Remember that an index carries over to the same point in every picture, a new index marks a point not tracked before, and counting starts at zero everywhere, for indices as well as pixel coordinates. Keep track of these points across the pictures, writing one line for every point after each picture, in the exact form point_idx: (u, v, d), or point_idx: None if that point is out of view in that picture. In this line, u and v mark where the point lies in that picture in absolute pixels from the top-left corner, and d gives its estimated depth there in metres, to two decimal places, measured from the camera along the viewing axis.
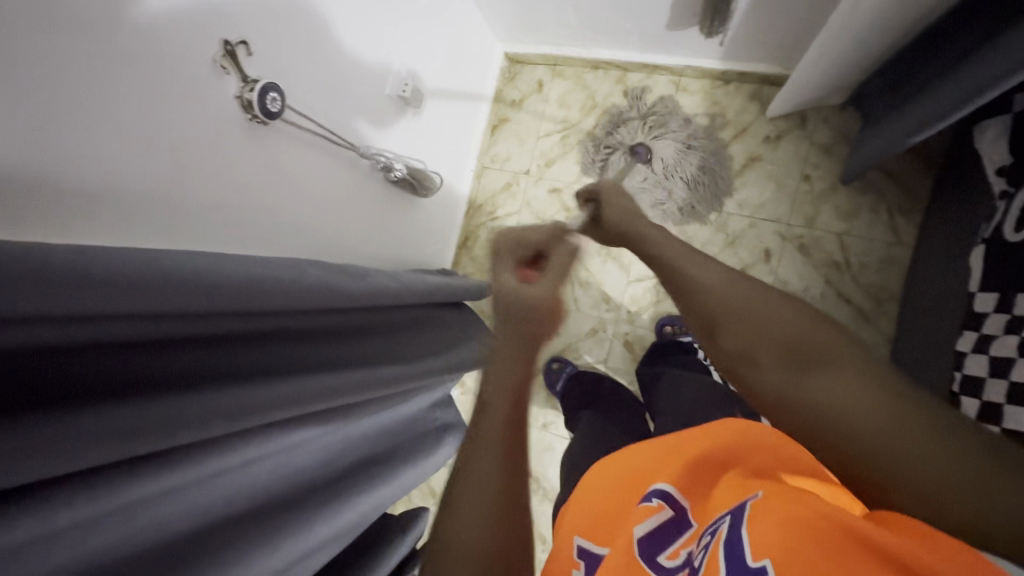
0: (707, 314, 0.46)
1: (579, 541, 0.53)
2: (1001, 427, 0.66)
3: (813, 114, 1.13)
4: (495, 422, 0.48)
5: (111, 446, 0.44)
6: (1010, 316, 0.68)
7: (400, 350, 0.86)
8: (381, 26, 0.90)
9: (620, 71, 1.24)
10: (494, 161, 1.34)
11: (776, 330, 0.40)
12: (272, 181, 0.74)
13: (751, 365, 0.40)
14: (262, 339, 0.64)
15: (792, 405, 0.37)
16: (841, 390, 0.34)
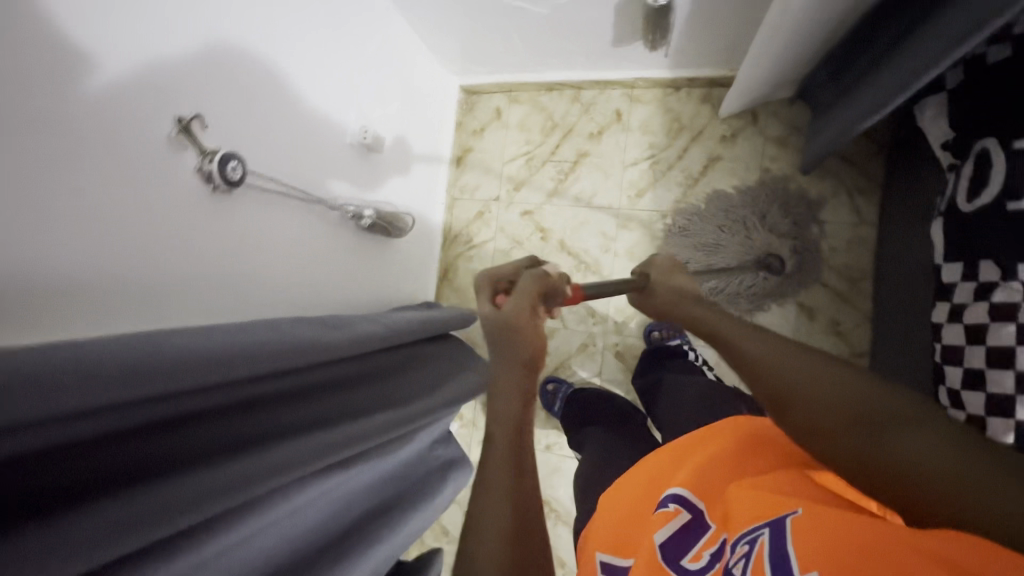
0: (763, 385, 0.44)
1: (601, 557, 0.53)
2: (987, 392, 0.68)
3: (764, 110, 1.17)
4: (500, 440, 0.50)
5: (101, 549, 0.43)
6: (978, 283, 0.71)
7: (395, 391, 0.86)
8: (335, 78, 0.92)
9: (575, 90, 1.27)
10: (464, 191, 1.35)
11: (841, 390, 0.40)
12: (244, 244, 0.74)
13: (824, 435, 0.39)
14: (260, 405, 0.64)
15: (880, 471, 0.35)
16: (926, 450, 0.34)
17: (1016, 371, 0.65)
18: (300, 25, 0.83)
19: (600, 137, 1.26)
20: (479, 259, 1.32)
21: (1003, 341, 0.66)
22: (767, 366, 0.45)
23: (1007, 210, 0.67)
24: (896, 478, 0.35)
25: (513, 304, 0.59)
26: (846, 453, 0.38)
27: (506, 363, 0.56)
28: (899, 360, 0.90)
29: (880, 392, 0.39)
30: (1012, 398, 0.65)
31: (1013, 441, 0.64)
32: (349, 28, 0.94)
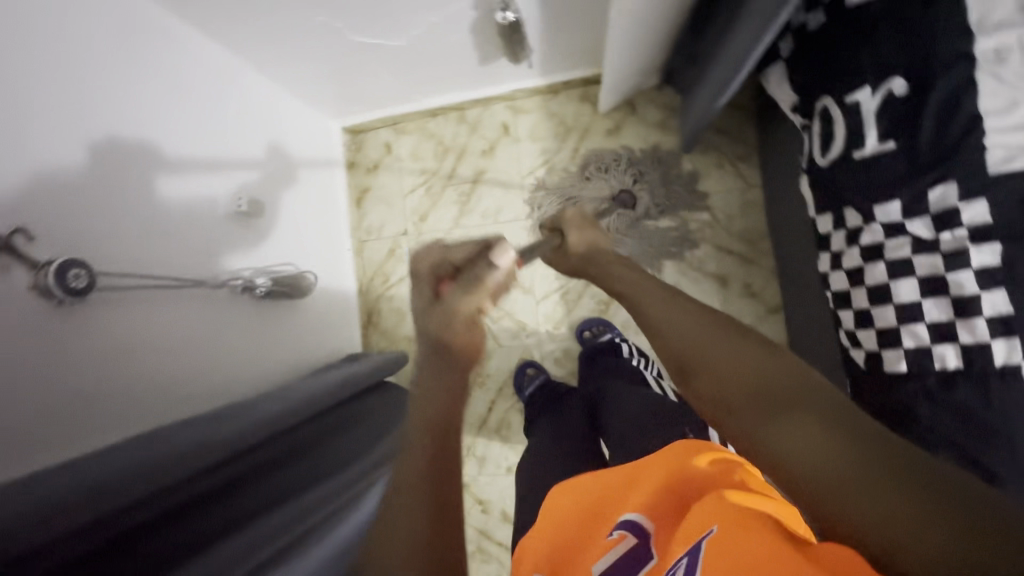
0: (676, 354, 0.48)
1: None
2: (875, 328, 0.73)
3: (639, 98, 1.21)
4: (422, 448, 0.48)
5: None
6: (847, 231, 0.76)
7: (338, 454, 0.81)
8: (202, 147, 0.87)
9: (458, 111, 1.27)
10: (370, 232, 1.31)
11: (752, 372, 0.42)
12: (118, 346, 0.67)
13: (725, 409, 0.42)
14: (178, 517, 0.57)
15: (765, 450, 0.37)
16: (808, 438, 0.35)
17: (894, 304, 0.70)
18: (144, 102, 0.76)
19: (493, 152, 1.26)
20: (400, 296, 1.28)
21: (878, 280, 0.71)
22: (684, 340, 0.48)
23: (854, 158, 0.72)
24: (772, 459, 0.37)
25: (461, 300, 0.55)
26: (743, 428, 0.40)
27: (436, 368, 0.54)
28: (806, 310, 0.95)
29: (792, 378, 0.40)
30: (897, 330, 0.70)
31: (907, 369, 0.69)
32: (206, 93, 0.88)
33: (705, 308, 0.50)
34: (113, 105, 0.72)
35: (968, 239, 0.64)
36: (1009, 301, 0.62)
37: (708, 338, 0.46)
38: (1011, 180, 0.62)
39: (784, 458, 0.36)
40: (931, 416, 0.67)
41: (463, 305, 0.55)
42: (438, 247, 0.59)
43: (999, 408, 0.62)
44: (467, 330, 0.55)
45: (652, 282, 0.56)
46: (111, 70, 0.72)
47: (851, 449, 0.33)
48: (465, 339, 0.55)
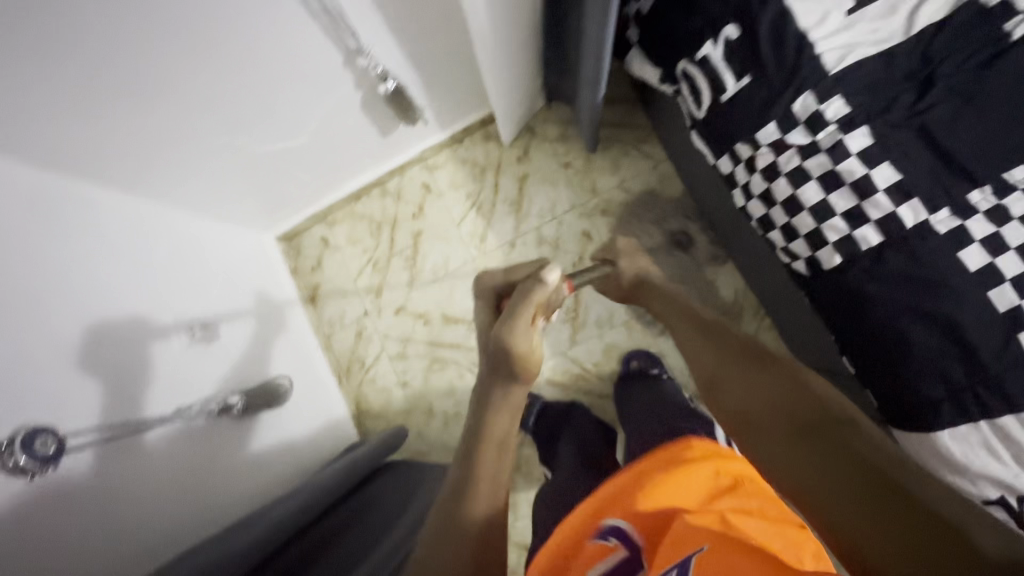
0: (707, 369, 0.66)
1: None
2: (803, 235, 0.78)
3: (535, 119, 1.30)
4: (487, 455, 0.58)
5: None
6: (744, 163, 0.82)
7: (362, 542, 0.78)
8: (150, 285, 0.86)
9: (379, 187, 1.33)
10: (333, 324, 1.31)
11: (781, 406, 0.57)
12: (94, 511, 0.64)
13: (749, 427, 0.58)
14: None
15: (776, 473, 0.53)
16: (815, 468, 0.50)
17: (808, 208, 0.76)
18: (103, 267, 0.78)
19: (424, 212, 1.32)
20: (382, 374, 1.28)
21: (785, 194, 0.78)
22: (729, 373, 0.63)
23: (723, 101, 0.80)
24: (780, 470, 0.53)
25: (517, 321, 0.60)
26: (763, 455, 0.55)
27: (495, 381, 0.62)
28: (746, 249, 1.01)
29: (815, 405, 0.55)
30: (820, 229, 0.76)
31: (843, 260, 0.75)
32: (141, 239, 0.89)
33: (733, 343, 0.66)
34: (92, 303, 0.74)
35: (840, 131, 0.72)
36: (893, 169, 0.70)
37: (741, 376, 0.62)
38: (851, 72, 0.72)
39: (792, 471, 0.51)
40: (879, 293, 0.72)
41: (528, 311, 0.61)
42: (493, 274, 0.71)
43: (928, 262, 0.69)
44: (525, 338, 0.60)
45: (699, 328, 0.71)
46: (53, 240, 0.72)
47: (847, 473, 0.48)
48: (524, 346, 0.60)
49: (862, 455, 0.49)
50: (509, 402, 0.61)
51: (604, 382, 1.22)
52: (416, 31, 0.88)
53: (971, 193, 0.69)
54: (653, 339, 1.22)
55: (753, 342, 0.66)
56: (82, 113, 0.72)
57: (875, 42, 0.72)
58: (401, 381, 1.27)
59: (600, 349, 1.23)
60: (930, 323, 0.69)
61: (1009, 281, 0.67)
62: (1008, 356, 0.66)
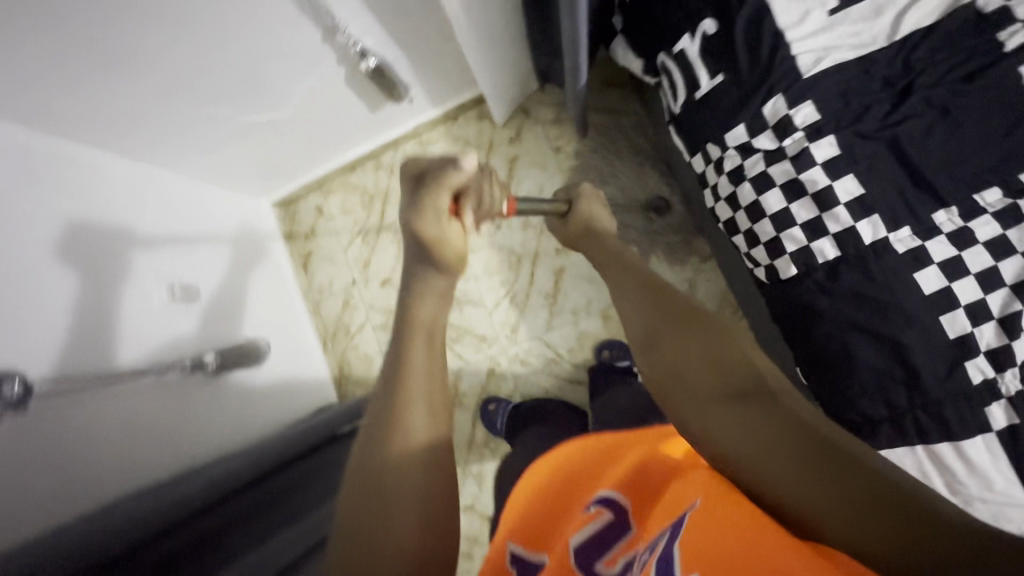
0: (644, 331, 0.57)
1: (512, 547, 0.54)
2: (763, 243, 0.76)
3: (531, 100, 1.28)
4: (419, 349, 0.54)
5: None
6: (713, 163, 0.80)
7: (310, 497, 0.84)
8: (129, 243, 0.91)
9: (373, 160, 1.35)
10: (322, 290, 1.36)
11: (716, 364, 0.49)
12: (70, 447, 0.71)
13: (682, 390, 0.50)
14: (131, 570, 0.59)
15: (709, 436, 0.46)
16: (754, 429, 0.43)
17: (769, 216, 0.74)
18: (90, 230, 0.84)
19: None
20: (365, 342, 1.33)
21: (749, 199, 0.76)
22: (659, 340, 0.54)
23: (697, 98, 0.78)
24: (720, 439, 0.45)
25: (431, 208, 0.61)
26: (692, 417, 0.48)
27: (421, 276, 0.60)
28: (722, 248, 1.00)
29: (747, 371, 0.48)
30: (779, 238, 0.74)
31: (799, 271, 0.73)
32: (128, 200, 0.94)
33: (670, 301, 0.58)
34: (65, 207, 0.82)
35: (806, 139, 0.70)
36: (857, 183, 0.68)
37: (675, 340, 0.53)
38: (825, 78, 0.69)
39: (736, 437, 0.44)
40: (832, 307, 0.71)
41: (443, 202, 0.61)
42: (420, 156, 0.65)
43: (881, 280, 0.67)
44: (435, 228, 0.61)
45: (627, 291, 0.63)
46: (35, 204, 0.77)
47: (801, 439, 0.41)
48: (433, 235, 0.61)
49: (808, 420, 0.43)
50: (427, 287, 0.60)
51: (576, 368, 1.24)
52: (393, 9, 0.89)
53: (937, 213, 0.67)
54: None
55: (689, 303, 0.58)
56: (70, 84, 0.76)
57: (854, 45, 0.69)
58: (383, 350, 1.32)
59: (576, 336, 1.24)
60: (877, 344, 0.68)
61: (963, 307, 0.65)
62: (950, 383, 0.65)
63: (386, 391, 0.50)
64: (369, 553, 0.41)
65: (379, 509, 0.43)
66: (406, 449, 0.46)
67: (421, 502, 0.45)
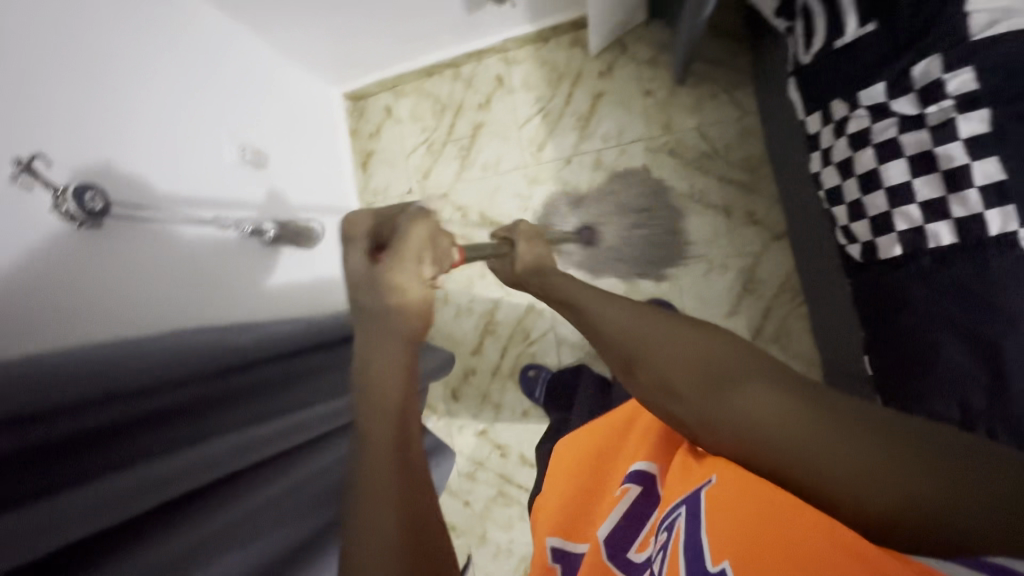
0: (625, 348, 0.58)
1: (552, 542, 0.63)
2: (869, 218, 0.72)
3: (629, 36, 1.20)
4: (399, 352, 0.50)
5: (60, 531, 0.43)
6: (834, 124, 0.75)
7: (340, 381, 0.83)
8: (206, 95, 0.89)
9: (453, 68, 1.30)
10: (377, 193, 1.35)
11: (698, 360, 0.51)
12: (98, 267, 0.67)
13: (672, 394, 0.51)
14: (119, 431, 0.57)
15: (713, 425, 0.47)
16: (753, 411, 0.44)
17: (886, 189, 0.69)
18: (172, 71, 0.83)
19: (489, 105, 1.28)
20: None
21: (867, 167, 0.70)
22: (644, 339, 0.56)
23: (836, 48, 0.71)
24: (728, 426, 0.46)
25: (396, 260, 0.56)
26: (691, 412, 0.49)
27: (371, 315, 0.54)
28: (808, 223, 0.95)
29: (730, 360, 0.50)
30: (890, 214, 0.69)
31: (902, 252, 0.69)
32: (214, 52, 0.92)
33: (641, 311, 0.60)
34: (151, 53, 0.80)
35: (954, 110, 0.63)
36: (1000, 167, 0.61)
37: (651, 340, 0.55)
38: (997, 43, 0.61)
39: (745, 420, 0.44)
40: (927, 297, 0.66)
41: (416, 245, 0.57)
42: (364, 215, 0.62)
43: (993, 277, 0.61)
44: (411, 278, 0.55)
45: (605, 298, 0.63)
46: (126, 28, 0.76)
47: (814, 416, 0.41)
48: (409, 286, 0.55)
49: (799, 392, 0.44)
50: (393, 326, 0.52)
51: None
52: None
53: None
54: (679, 294, 1.18)
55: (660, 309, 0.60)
56: None
57: None
58: None
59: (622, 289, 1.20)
60: (968, 344, 0.63)
61: None
62: None
63: (371, 390, 0.47)
64: (365, 523, 0.40)
65: (370, 480, 0.42)
66: (378, 413, 0.46)
67: (401, 471, 0.43)
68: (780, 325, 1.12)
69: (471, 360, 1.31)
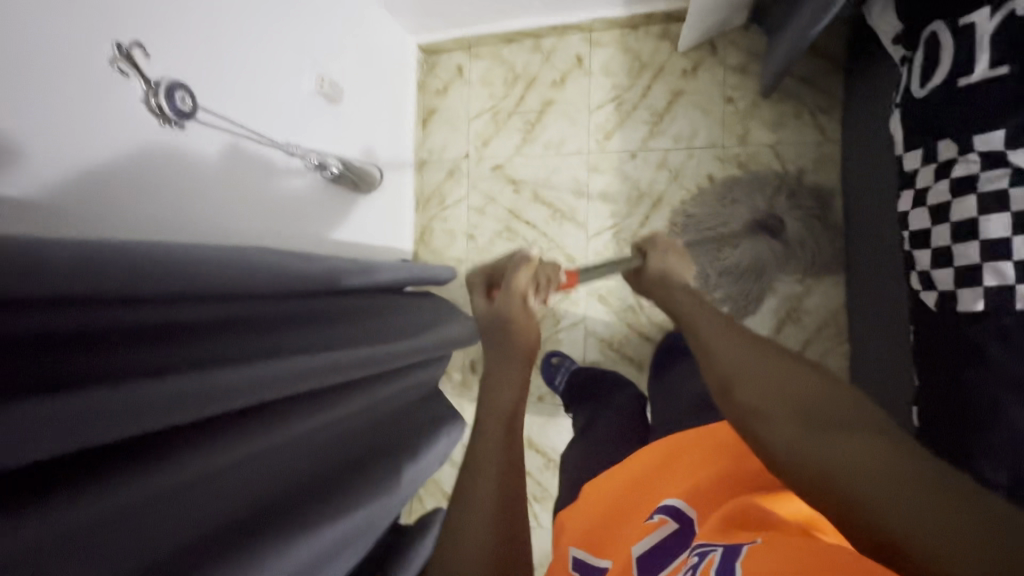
0: (717, 367, 0.45)
1: (575, 553, 0.53)
2: (955, 267, 0.69)
3: (722, 39, 1.16)
4: (510, 386, 0.58)
5: (141, 415, 0.43)
6: (938, 164, 0.72)
7: (394, 324, 0.85)
8: (295, 20, 0.87)
9: (534, 39, 1.26)
10: (432, 152, 1.33)
11: (801, 390, 0.40)
12: (168, 169, 0.67)
13: (755, 415, 0.40)
14: (200, 331, 0.54)
15: (797, 460, 0.36)
16: (850, 455, 0.34)
17: (982, 240, 0.66)
18: None
19: (563, 84, 1.25)
20: (454, 218, 1.32)
21: (966, 215, 0.68)
22: (728, 355, 0.45)
23: (958, 87, 0.68)
24: (816, 476, 0.34)
25: (504, 297, 0.69)
26: (771, 439, 0.38)
27: (498, 358, 0.63)
28: (877, 264, 0.92)
29: (839, 400, 0.39)
30: (980, 267, 0.67)
31: (983, 308, 0.66)
32: None
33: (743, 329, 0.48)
34: None
35: None
36: None
37: (751, 359, 0.44)
38: None
39: (841, 470, 0.33)
40: (1007, 358, 0.64)
41: (518, 283, 0.70)
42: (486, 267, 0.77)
43: None
44: (520, 309, 0.68)
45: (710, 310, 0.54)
46: None
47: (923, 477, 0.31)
48: (521, 321, 0.67)
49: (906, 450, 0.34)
50: (508, 370, 0.60)
51: (653, 325, 1.19)
52: None
53: None
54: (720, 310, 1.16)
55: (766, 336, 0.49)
56: None
57: None
58: (469, 233, 1.30)
59: None
60: None
61: None
62: None
63: (489, 410, 0.55)
64: (470, 500, 0.46)
65: (478, 468, 0.48)
66: (493, 416, 0.54)
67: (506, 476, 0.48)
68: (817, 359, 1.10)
69: None
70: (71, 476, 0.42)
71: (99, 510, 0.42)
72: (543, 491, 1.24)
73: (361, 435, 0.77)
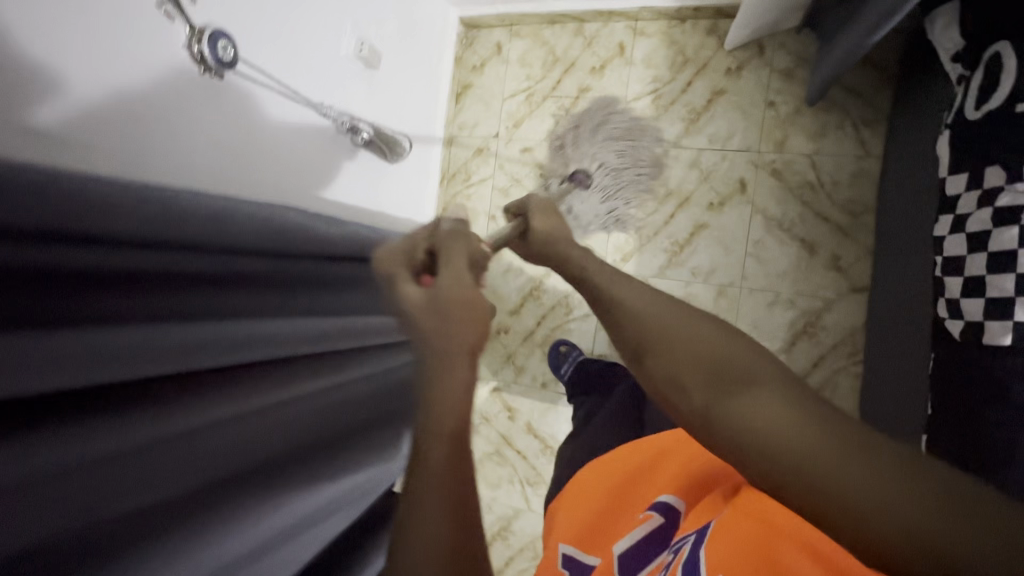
0: (628, 334, 0.44)
1: (564, 550, 0.51)
2: (987, 297, 0.68)
3: (771, 40, 1.13)
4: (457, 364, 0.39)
5: (145, 358, 0.45)
6: (982, 191, 0.69)
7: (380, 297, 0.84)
8: None
9: (578, 23, 1.24)
10: (462, 129, 1.32)
11: (709, 350, 0.38)
12: (199, 119, 0.68)
13: (672, 385, 0.40)
14: (224, 282, 0.54)
15: (719, 429, 0.35)
16: (760, 418, 0.33)
17: (1018, 273, 0.64)
18: None
19: (602, 71, 1.22)
20: (477, 197, 1.31)
21: (1006, 246, 0.66)
22: (639, 322, 0.43)
23: (1016, 112, 0.65)
24: (735, 444, 0.34)
25: (449, 278, 0.44)
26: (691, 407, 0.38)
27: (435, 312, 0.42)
28: (904, 287, 0.90)
29: (744, 355, 0.37)
30: (1013, 300, 0.65)
31: (1011, 343, 0.65)
32: None
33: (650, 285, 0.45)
34: None
35: None
36: None
37: (662, 322, 0.42)
38: None
39: (755, 438, 0.33)
40: None
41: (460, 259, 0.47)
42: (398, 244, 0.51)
43: None
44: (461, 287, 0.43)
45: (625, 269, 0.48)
46: None
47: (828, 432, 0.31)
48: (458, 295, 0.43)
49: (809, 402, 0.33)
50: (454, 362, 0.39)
51: None
52: None
53: None
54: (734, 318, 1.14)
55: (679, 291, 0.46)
56: None
57: None
58: (491, 213, 1.30)
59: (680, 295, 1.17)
60: None
61: None
62: None
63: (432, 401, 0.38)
64: (421, 530, 0.35)
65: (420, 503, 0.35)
66: (435, 440, 0.37)
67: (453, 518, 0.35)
68: (828, 377, 1.09)
69: (506, 318, 1.30)
70: (93, 409, 0.43)
71: (112, 446, 0.44)
72: (537, 476, 1.25)
73: (362, 403, 0.79)
